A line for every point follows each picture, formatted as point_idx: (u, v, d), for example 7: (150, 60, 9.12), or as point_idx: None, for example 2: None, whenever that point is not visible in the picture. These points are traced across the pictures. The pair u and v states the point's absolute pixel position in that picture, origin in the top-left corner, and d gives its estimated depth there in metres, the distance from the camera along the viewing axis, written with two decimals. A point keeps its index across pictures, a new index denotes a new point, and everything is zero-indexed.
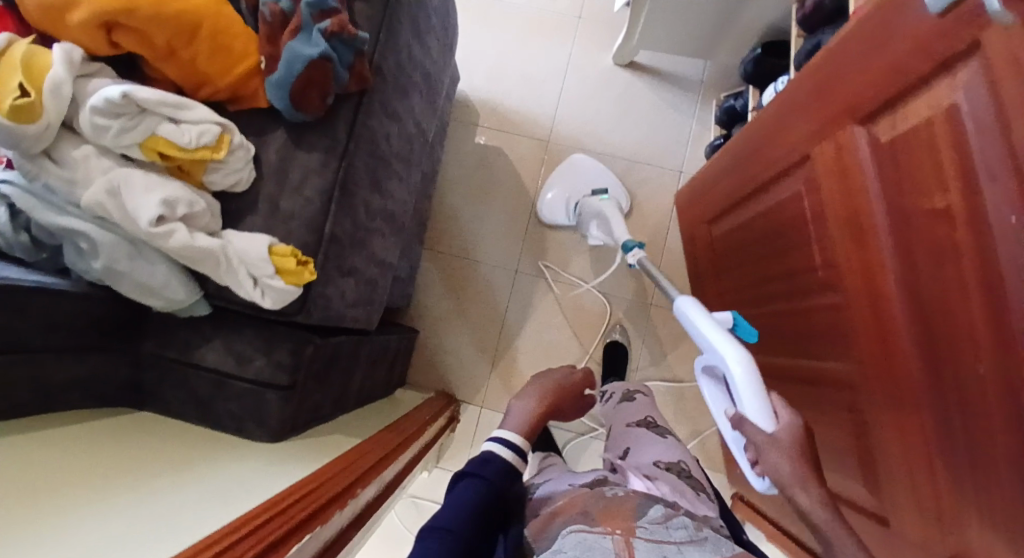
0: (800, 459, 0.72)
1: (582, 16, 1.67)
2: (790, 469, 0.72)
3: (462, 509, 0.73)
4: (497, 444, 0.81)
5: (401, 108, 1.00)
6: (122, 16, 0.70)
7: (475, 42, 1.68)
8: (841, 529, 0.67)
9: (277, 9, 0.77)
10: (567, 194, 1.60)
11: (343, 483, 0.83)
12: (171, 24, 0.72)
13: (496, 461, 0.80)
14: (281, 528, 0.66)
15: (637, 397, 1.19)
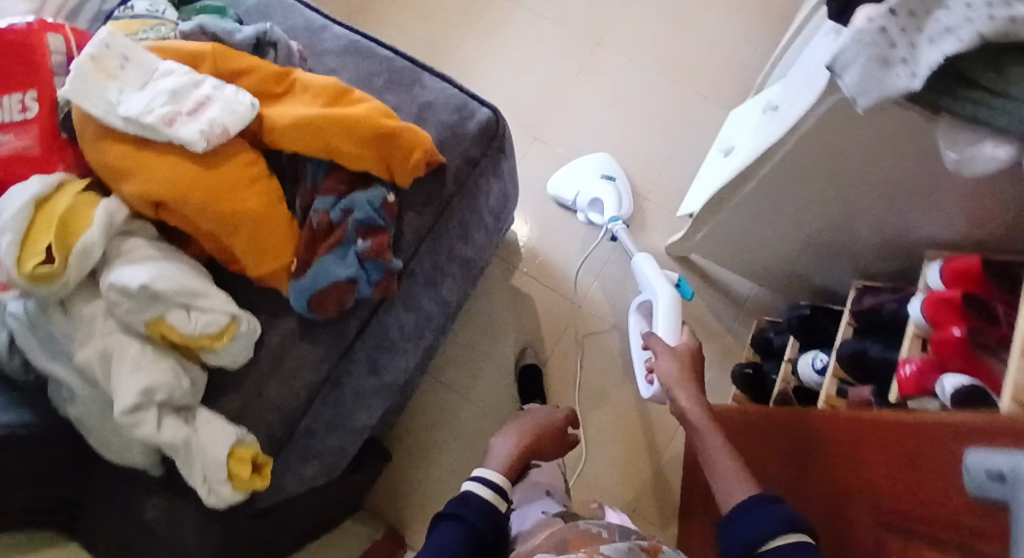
0: (684, 366, 1.01)
1: (647, 196, 1.65)
2: (674, 372, 1.01)
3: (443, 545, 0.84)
4: (478, 485, 0.93)
5: (424, 300, 1.00)
6: (170, 201, 0.72)
7: (538, 189, 1.68)
8: (715, 434, 0.89)
9: (327, 218, 0.80)
10: (572, 184, 1.63)
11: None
12: (217, 218, 0.74)
13: (473, 501, 0.91)
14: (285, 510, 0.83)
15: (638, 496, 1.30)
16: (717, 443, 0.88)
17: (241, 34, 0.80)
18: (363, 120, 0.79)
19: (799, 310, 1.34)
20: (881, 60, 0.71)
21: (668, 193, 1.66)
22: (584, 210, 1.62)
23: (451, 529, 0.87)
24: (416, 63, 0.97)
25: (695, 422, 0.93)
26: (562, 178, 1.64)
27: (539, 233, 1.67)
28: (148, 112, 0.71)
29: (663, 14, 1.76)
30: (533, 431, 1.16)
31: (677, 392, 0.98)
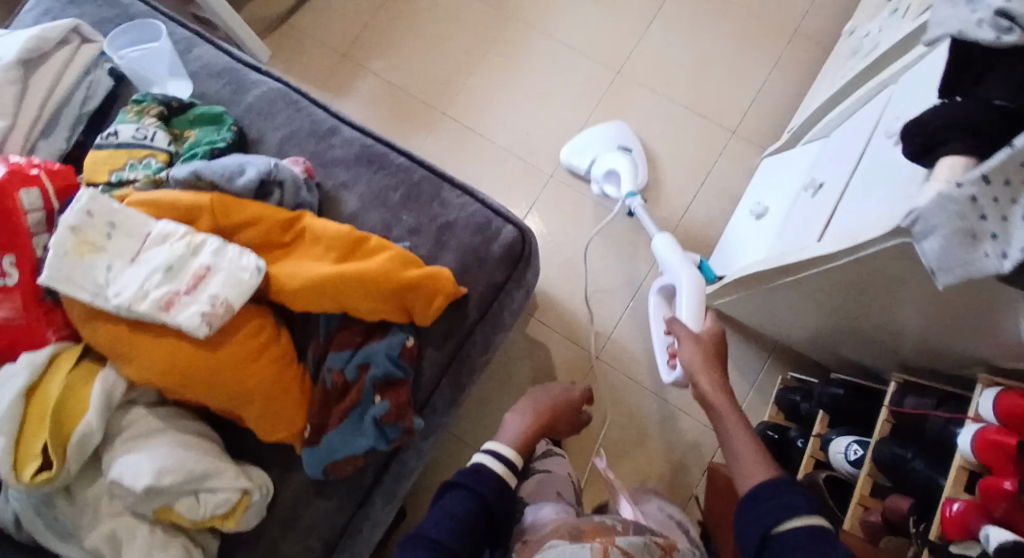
0: (701, 351, 0.98)
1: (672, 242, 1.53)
2: (697, 358, 0.97)
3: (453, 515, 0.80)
4: (488, 457, 0.90)
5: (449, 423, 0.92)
6: (171, 384, 0.67)
7: (553, 229, 1.55)
8: (740, 428, 0.88)
9: (343, 378, 0.74)
10: (585, 152, 1.53)
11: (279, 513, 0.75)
12: (226, 394, 0.69)
13: (488, 473, 0.88)
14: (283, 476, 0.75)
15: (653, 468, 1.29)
16: (739, 430, 0.88)
17: (244, 177, 0.73)
18: (381, 275, 0.72)
19: (832, 387, 1.18)
20: (968, 234, 0.56)
21: (694, 235, 1.53)
22: (600, 182, 1.51)
23: (462, 498, 0.83)
24: (435, 172, 0.89)
25: (718, 409, 0.91)
26: (573, 145, 1.54)
27: (553, 274, 1.52)
28: (141, 295, 0.64)
29: (691, 42, 1.64)
30: (545, 409, 1.13)
31: (699, 378, 0.95)
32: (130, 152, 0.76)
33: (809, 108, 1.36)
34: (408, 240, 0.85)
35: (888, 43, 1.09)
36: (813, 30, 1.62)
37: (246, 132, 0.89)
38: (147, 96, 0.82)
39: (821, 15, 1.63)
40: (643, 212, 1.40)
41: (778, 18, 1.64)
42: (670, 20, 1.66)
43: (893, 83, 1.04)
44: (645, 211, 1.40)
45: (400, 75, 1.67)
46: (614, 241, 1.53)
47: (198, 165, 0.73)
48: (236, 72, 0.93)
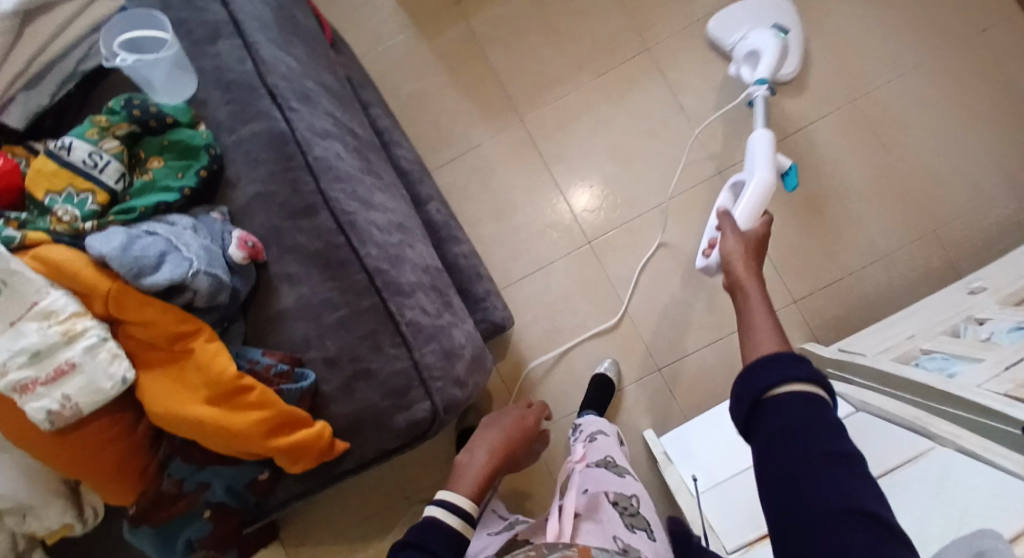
0: (748, 243, 0.77)
1: (662, 375, 1.37)
2: (736, 246, 0.76)
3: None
4: (437, 508, 0.74)
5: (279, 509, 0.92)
6: (13, 438, 0.69)
7: (557, 294, 1.41)
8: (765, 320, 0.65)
9: (178, 488, 0.74)
10: (735, 25, 1.37)
11: (107, 453, 0.70)
12: (61, 465, 0.71)
13: (439, 530, 0.71)
14: (108, 447, 0.70)
15: (598, 439, 1.11)
16: (761, 306, 0.68)
17: (151, 279, 0.67)
18: (246, 434, 0.69)
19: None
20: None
21: (686, 379, 1.36)
22: (738, 61, 1.34)
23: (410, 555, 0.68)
24: (387, 307, 0.82)
25: (743, 290, 0.70)
26: (720, 22, 1.38)
27: (531, 339, 1.41)
28: (1, 370, 0.64)
29: (816, 180, 1.38)
30: (502, 442, 0.89)
31: (733, 261, 0.74)
32: (74, 178, 0.71)
33: (870, 350, 1.17)
34: (318, 369, 0.79)
35: (972, 385, 0.91)
36: (955, 239, 1.33)
37: (224, 169, 0.82)
38: (123, 110, 0.74)
39: (978, 226, 1.32)
40: (761, 106, 1.24)
41: (927, 205, 1.34)
42: (809, 143, 1.39)
43: (939, 443, 0.89)
44: (765, 106, 1.24)
45: (499, 45, 1.47)
46: (606, 343, 1.39)
47: (112, 244, 0.67)
48: (247, 92, 0.83)
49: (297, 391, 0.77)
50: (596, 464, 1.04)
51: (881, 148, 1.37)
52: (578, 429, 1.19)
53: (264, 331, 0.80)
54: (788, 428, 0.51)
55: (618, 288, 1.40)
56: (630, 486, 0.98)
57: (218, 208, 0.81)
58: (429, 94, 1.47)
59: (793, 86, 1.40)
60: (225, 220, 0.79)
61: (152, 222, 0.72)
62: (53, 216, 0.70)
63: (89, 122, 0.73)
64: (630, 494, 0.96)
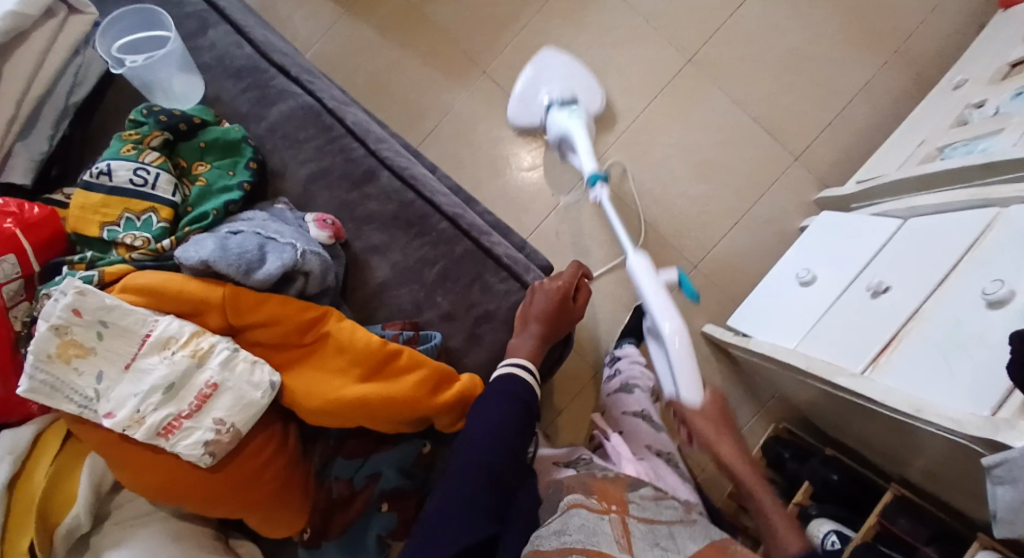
0: (725, 426, 0.77)
1: (701, 267, 1.39)
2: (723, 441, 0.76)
3: (486, 430, 0.65)
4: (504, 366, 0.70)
5: None
6: (161, 493, 0.61)
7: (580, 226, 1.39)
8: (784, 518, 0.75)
9: (350, 488, 0.67)
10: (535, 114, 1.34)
11: (254, 468, 0.62)
12: (225, 507, 0.63)
13: (514, 382, 0.69)
14: (252, 458, 0.62)
15: (636, 391, 1.06)
16: (773, 506, 0.76)
17: (264, 271, 0.60)
18: (409, 399, 0.63)
19: (825, 471, 1.11)
20: None
21: (723, 262, 1.39)
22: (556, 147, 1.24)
23: (500, 403, 0.67)
24: (481, 246, 0.77)
25: (749, 487, 0.76)
26: (521, 93, 1.37)
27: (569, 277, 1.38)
28: (137, 417, 0.56)
29: (778, 39, 1.42)
30: (548, 300, 0.74)
31: (717, 448, 0.76)
32: (127, 202, 0.63)
33: (890, 169, 1.23)
34: (439, 327, 0.75)
35: (1011, 147, 0.96)
36: (916, 57, 1.41)
37: (266, 160, 0.76)
38: (149, 119, 0.67)
39: (930, 39, 1.41)
40: (611, 207, 1.03)
41: (880, 34, 1.42)
42: (761, 10, 1.43)
43: (1005, 205, 0.91)
44: (613, 204, 1.03)
45: (442, 10, 1.45)
46: None
47: (208, 248, 0.60)
48: (258, 74, 0.77)
49: (433, 350, 0.72)
50: (631, 413, 1.03)
51: None
52: (616, 358, 1.12)
53: (368, 308, 0.75)
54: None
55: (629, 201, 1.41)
56: (667, 442, 0.98)
57: (277, 199, 0.74)
58: (389, 75, 1.43)
59: None
60: (291, 207, 0.73)
61: (230, 223, 0.65)
62: (121, 246, 0.62)
63: (117, 141, 0.66)
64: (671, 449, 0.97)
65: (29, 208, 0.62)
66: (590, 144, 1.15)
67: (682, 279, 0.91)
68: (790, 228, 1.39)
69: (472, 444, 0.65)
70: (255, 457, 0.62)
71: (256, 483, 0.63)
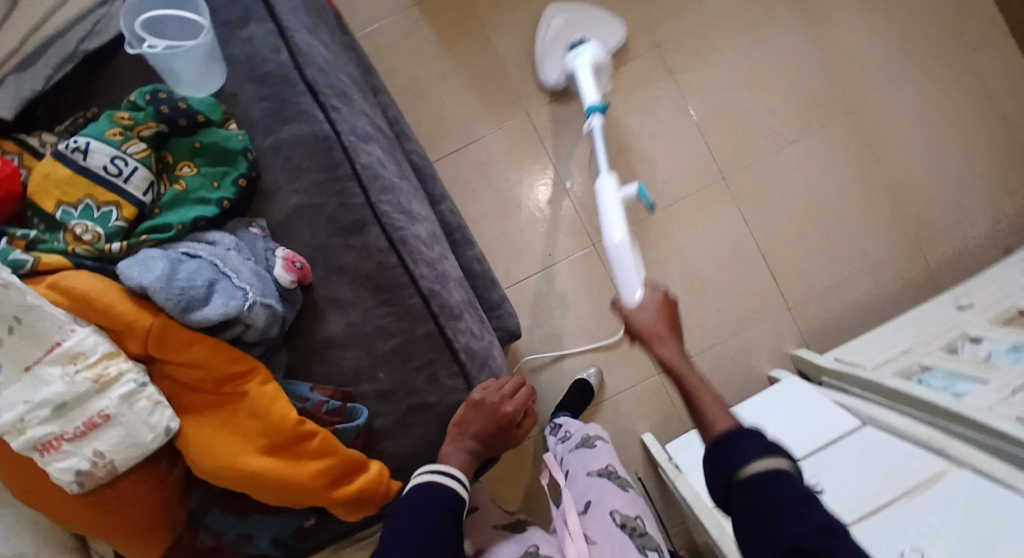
0: (668, 327, 0.59)
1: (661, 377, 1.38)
2: (654, 317, 0.60)
3: (417, 526, 0.64)
4: (432, 478, 0.67)
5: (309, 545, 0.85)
6: (26, 494, 0.59)
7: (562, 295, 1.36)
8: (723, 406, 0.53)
9: (217, 541, 0.67)
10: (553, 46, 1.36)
11: (129, 499, 0.60)
12: (87, 526, 0.60)
13: (444, 499, 0.66)
14: (130, 490, 0.59)
15: (596, 445, 0.90)
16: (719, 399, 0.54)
17: (202, 314, 0.57)
18: (306, 485, 0.61)
19: None
20: None
21: None
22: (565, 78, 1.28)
23: (426, 505, 0.65)
24: (443, 333, 0.74)
25: (664, 362, 0.58)
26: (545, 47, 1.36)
27: (534, 341, 1.36)
28: (18, 426, 0.53)
29: (816, 188, 1.40)
30: (485, 427, 0.72)
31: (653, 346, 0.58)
32: (92, 188, 0.59)
33: (871, 360, 1.22)
34: (371, 402, 0.72)
35: (984, 407, 0.95)
36: (937, 254, 1.41)
37: (261, 176, 0.73)
38: (149, 105, 0.63)
39: (957, 240, 1.41)
40: (600, 137, 1.04)
41: (911, 220, 1.41)
42: (808, 154, 1.41)
43: (955, 463, 0.92)
44: (603, 133, 1.04)
45: (505, 34, 1.39)
46: (609, 349, 1.35)
47: (153, 274, 0.57)
48: (284, 86, 0.73)
49: (353, 431, 0.69)
50: (595, 473, 0.85)
51: (876, 162, 1.41)
52: (556, 426, 1.03)
53: (308, 359, 0.72)
54: (763, 499, 0.45)
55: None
56: (635, 503, 0.80)
57: (255, 219, 0.72)
58: (431, 81, 1.39)
59: (798, 96, 1.41)
60: (264, 235, 0.70)
61: (192, 243, 0.62)
62: (69, 233, 0.58)
63: (108, 119, 0.62)
64: (636, 511, 0.78)
65: None
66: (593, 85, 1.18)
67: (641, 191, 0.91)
68: (759, 373, 1.38)
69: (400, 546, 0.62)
70: (133, 488, 0.60)
71: (126, 513, 0.60)
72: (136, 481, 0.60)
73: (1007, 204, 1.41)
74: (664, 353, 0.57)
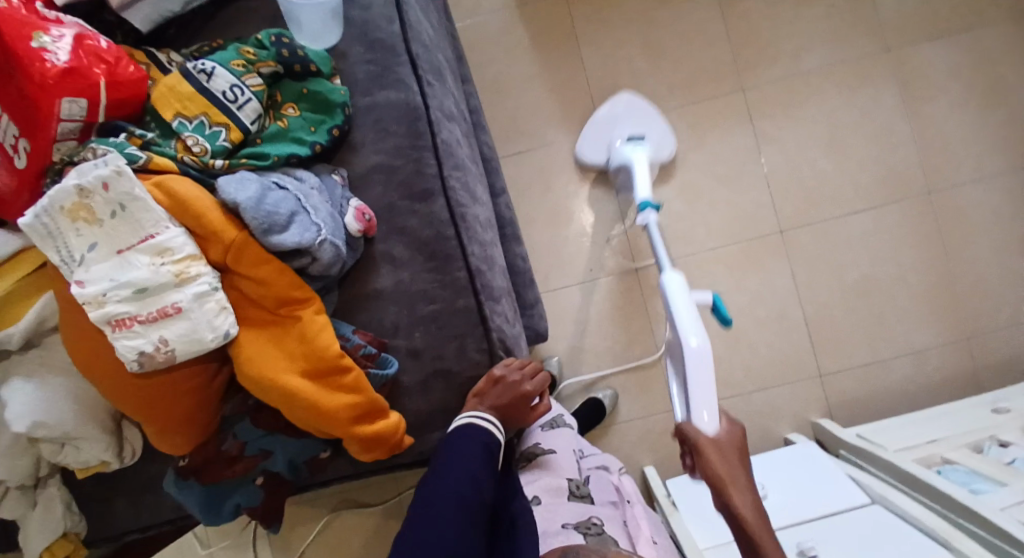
0: (740, 466, 0.64)
1: None
2: (721, 460, 0.64)
3: (462, 469, 0.71)
4: (479, 423, 0.74)
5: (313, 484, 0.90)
6: (84, 367, 0.65)
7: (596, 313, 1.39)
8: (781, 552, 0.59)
9: (239, 450, 0.72)
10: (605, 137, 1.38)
11: (171, 391, 0.65)
12: (129, 407, 0.66)
13: (477, 441, 0.73)
14: (172, 383, 0.64)
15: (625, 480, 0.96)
16: None
17: (280, 238, 0.63)
18: (333, 415, 0.65)
19: None
20: None
21: None
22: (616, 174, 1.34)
23: (466, 446, 0.72)
24: (481, 310, 0.78)
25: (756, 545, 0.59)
26: (595, 129, 1.39)
27: (560, 349, 1.39)
28: (100, 299, 0.58)
29: (872, 262, 1.39)
30: (509, 396, 0.77)
31: (729, 497, 0.61)
32: (208, 107, 0.66)
33: (893, 442, 1.20)
34: (401, 359, 0.76)
35: (997, 507, 0.95)
36: (985, 353, 1.38)
37: (351, 130, 0.78)
38: (272, 47, 0.70)
39: (1009, 344, 1.37)
40: (654, 232, 1.07)
41: (963, 314, 1.38)
42: (871, 227, 1.40)
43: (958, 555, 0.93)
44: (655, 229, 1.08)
45: (599, 52, 1.43)
46: (632, 374, 1.37)
47: (247, 193, 0.62)
48: (390, 54, 0.79)
49: (381, 378, 0.73)
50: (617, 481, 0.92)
51: (940, 250, 1.39)
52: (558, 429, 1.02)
53: (354, 305, 0.76)
54: None
55: (655, 317, 1.38)
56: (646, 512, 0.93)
57: (337, 168, 0.77)
58: (518, 84, 1.44)
59: (874, 168, 1.40)
60: (344, 183, 0.76)
61: (282, 175, 0.68)
62: (181, 142, 0.66)
63: (235, 51, 0.69)
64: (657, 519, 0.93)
65: (125, 64, 0.64)
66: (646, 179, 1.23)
67: (716, 303, 0.88)
68: (776, 432, 1.37)
69: (438, 486, 0.69)
70: (176, 382, 0.65)
71: (165, 403, 0.65)
72: (180, 377, 0.65)
73: None
74: (740, 498, 0.61)
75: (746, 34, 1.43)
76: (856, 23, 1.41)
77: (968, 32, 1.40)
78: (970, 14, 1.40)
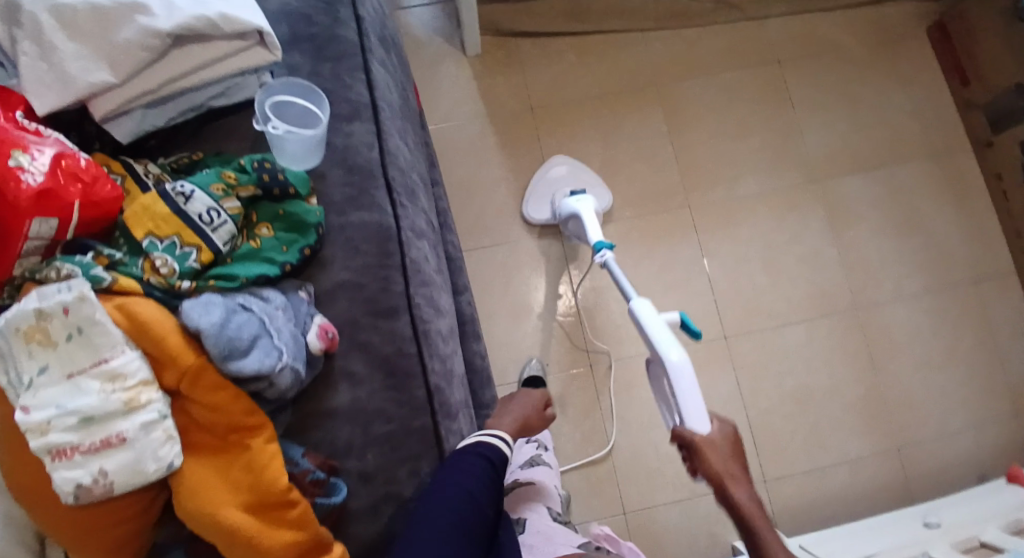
0: (730, 454, 0.81)
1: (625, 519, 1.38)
2: (717, 454, 0.80)
3: (458, 492, 0.71)
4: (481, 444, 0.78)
5: None
6: (19, 489, 0.61)
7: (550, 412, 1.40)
8: (764, 521, 0.75)
9: None
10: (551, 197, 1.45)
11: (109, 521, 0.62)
12: (58, 533, 0.62)
13: (476, 467, 0.75)
14: (113, 514, 0.62)
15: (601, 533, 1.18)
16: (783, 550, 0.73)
17: (239, 364, 0.63)
18: (271, 551, 0.63)
19: None
20: None
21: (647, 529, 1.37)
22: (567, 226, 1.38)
23: (469, 468, 0.74)
24: (437, 430, 0.78)
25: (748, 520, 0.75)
26: (541, 190, 1.47)
27: None
28: (43, 427, 0.57)
29: (810, 372, 1.47)
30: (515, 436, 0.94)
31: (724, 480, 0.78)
32: (182, 228, 0.68)
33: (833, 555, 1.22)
34: (352, 481, 0.75)
35: None
36: (915, 464, 1.45)
37: (322, 248, 0.80)
38: (253, 172, 0.73)
39: (936, 456, 1.45)
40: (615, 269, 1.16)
41: (894, 425, 1.46)
42: (808, 338, 1.48)
43: None
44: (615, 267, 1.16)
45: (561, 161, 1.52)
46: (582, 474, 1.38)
47: (211, 318, 0.63)
48: (367, 177, 0.83)
49: (327, 506, 0.71)
50: None
51: (871, 362, 1.48)
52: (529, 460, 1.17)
53: (306, 423, 0.75)
54: None
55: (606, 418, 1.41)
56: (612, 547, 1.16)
57: (305, 283, 0.78)
58: (482, 186, 1.51)
59: (812, 283, 1.51)
60: (310, 299, 0.77)
61: (248, 296, 0.69)
62: (149, 262, 0.66)
63: (216, 174, 0.72)
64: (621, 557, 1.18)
65: (102, 184, 0.65)
66: (596, 227, 1.28)
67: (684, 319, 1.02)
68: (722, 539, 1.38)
69: (437, 501, 0.70)
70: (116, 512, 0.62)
71: (98, 534, 0.62)
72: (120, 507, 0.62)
73: (988, 433, 1.47)
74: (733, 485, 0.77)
75: (696, 154, 1.54)
76: (788, 153, 1.55)
77: (885, 168, 1.55)
78: (886, 152, 1.56)
